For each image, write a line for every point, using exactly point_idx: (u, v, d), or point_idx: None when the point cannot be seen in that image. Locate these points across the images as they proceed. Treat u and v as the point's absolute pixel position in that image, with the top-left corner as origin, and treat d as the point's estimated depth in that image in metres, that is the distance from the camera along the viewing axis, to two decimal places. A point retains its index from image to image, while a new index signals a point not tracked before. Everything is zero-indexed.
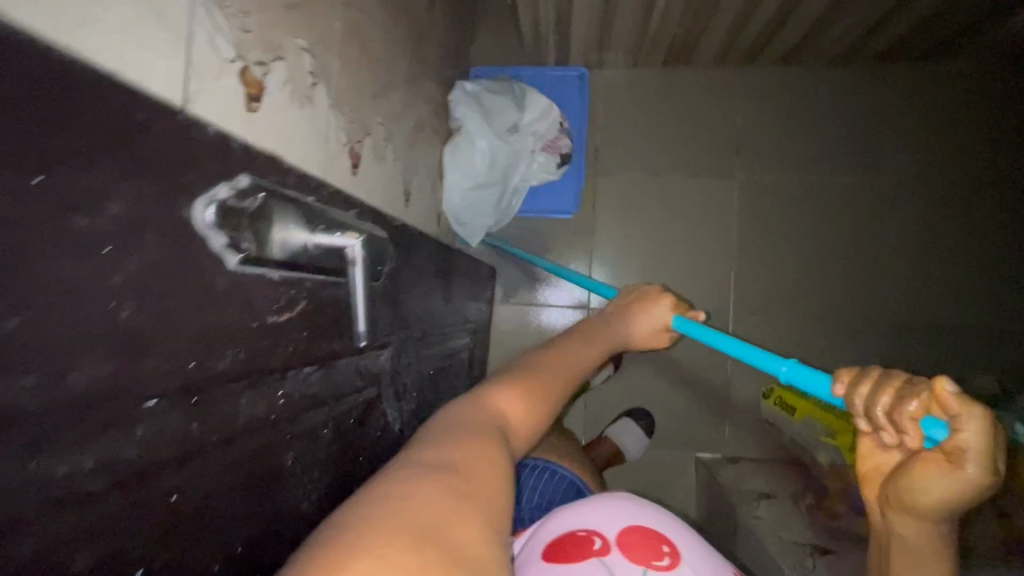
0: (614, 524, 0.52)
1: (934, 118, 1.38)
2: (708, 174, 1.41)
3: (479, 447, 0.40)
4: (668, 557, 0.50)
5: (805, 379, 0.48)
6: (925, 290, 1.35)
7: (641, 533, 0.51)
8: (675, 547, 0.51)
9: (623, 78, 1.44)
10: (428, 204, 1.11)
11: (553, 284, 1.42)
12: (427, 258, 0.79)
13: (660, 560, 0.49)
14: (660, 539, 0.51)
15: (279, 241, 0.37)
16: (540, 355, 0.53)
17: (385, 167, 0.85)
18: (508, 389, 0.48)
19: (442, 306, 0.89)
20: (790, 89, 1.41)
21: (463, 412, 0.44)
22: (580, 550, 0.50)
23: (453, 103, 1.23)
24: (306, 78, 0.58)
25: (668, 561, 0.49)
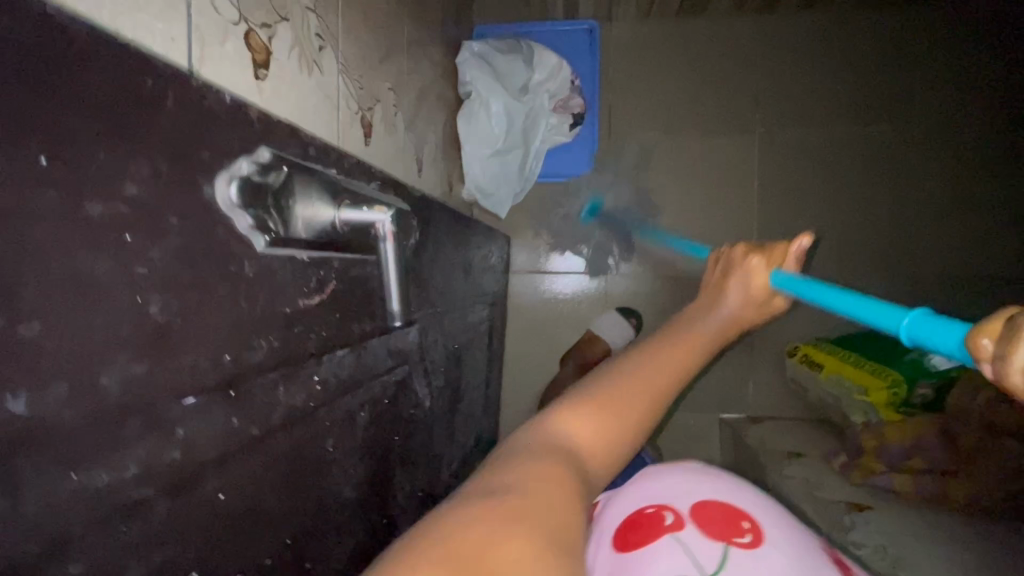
0: (688, 497, 0.46)
1: (969, 54, 1.30)
2: (727, 129, 1.35)
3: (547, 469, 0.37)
4: (749, 534, 0.43)
5: (928, 331, 0.38)
6: (956, 241, 1.31)
7: (720, 508, 0.45)
8: (759, 523, 0.44)
9: (635, 31, 1.37)
10: (440, 174, 1.07)
11: (568, 252, 1.39)
12: (447, 229, 0.76)
13: (741, 536, 0.42)
14: (744, 515, 0.44)
15: (308, 218, 0.35)
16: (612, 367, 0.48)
17: (397, 135, 0.81)
18: (589, 402, 0.44)
19: (461, 280, 0.87)
20: (813, 32, 1.33)
21: (527, 436, 0.41)
22: (653, 527, 0.44)
23: (460, 64, 1.17)
24: (313, 43, 0.54)
25: (751, 538, 0.42)
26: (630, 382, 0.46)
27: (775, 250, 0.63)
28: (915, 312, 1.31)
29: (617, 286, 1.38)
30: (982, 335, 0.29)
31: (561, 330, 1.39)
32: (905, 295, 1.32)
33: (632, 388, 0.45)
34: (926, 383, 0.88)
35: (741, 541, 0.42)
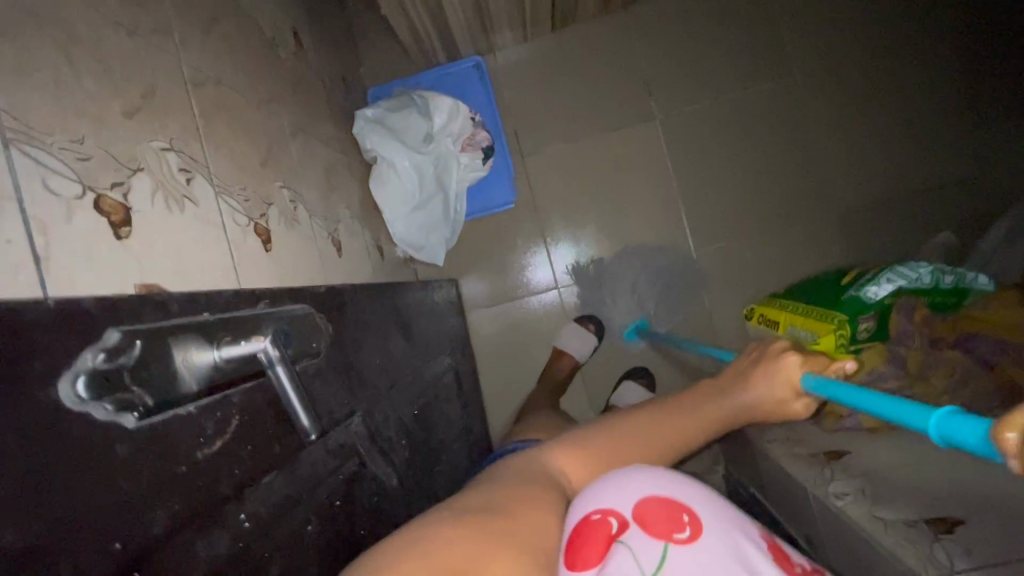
0: (632, 497, 0.47)
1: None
2: (629, 122, 1.40)
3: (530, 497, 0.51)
4: (688, 526, 0.45)
5: (958, 429, 0.38)
6: (867, 168, 1.37)
7: (664, 503, 0.46)
8: (697, 514, 0.46)
9: (520, 55, 1.42)
10: (365, 244, 1.08)
11: (534, 267, 1.41)
12: (371, 305, 0.77)
13: (680, 533, 0.44)
14: (684, 508, 0.46)
15: (187, 364, 0.36)
16: (608, 427, 0.61)
17: (303, 227, 0.82)
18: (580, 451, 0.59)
19: (405, 346, 0.88)
20: (680, 12, 1.39)
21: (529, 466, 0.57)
22: (600, 536, 0.45)
23: (358, 132, 1.19)
24: (178, 178, 0.55)
25: (690, 532, 0.44)
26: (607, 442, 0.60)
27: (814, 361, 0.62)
28: (851, 244, 1.37)
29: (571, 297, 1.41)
30: (1006, 429, 0.32)
31: (531, 354, 1.41)
32: (838, 231, 1.37)
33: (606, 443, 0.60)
34: (865, 316, 0.94)
35: (682, 536, 0.44)
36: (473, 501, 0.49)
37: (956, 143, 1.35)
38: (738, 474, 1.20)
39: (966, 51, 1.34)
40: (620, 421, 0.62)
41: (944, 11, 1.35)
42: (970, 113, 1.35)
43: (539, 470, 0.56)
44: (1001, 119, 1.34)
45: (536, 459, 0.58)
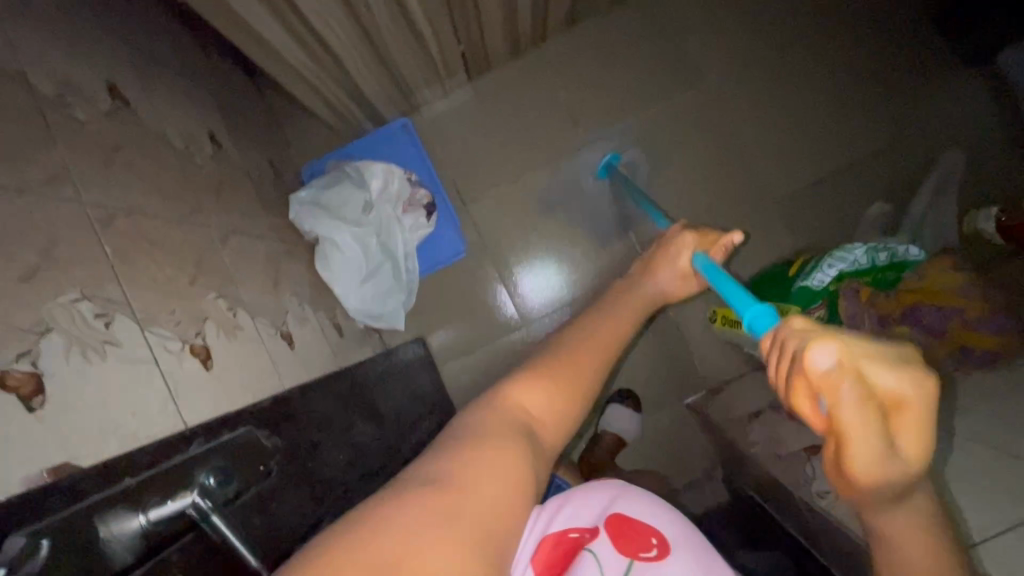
0: (614, 514, 0.59)
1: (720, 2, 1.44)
2: (561, 153, 1.44)
3: (500, 447, 0.47)
4: (655, 547, 0.57)
5: (756, 317, 0.56)
6: (792, 155, 1.43)
7: (640, 525, 0.58)
8: (663, 536, 0.58)
9: (444, 108, 1.44)
10: (319, 327, 1.07)
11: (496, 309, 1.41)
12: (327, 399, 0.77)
13: (648, 552, 0.56)
14: (659, 535, 0.58)
15: (110, 539, 0.39)
16: (572, 334, 0.60)
17: (245, 330, 0.81)
18: (542, 377, 0.55)
19: (374, 427, 0.87)
20: (589, 41, 1.44)
21: (487, 415, 0.50)
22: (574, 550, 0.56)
23: (294, 218, 1.17)
24: (97, 325, 0.55)
25: (656, 552, 0.56)
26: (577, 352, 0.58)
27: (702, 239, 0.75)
28: (794, 229, 1.41)
29: (540, 331, 1.41)
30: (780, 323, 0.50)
31: None
32: (780, 219, 1.42)
33: (574, 357, 0.58)
34: (816, 305, 0.97)
35: (647, 553, 0.56)
36: (431, 471, 0.44)
37: (869, 118, 1.42)
38: (734, 476, 1.21)
39: (859, 32, 1.43)
40: (585, 325, 0.62)
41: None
42: (874, 88, 1.42)
43: (506, 414, 0.51)
44: (903, 89, 1.42)
45: (496, 399, 0.52)
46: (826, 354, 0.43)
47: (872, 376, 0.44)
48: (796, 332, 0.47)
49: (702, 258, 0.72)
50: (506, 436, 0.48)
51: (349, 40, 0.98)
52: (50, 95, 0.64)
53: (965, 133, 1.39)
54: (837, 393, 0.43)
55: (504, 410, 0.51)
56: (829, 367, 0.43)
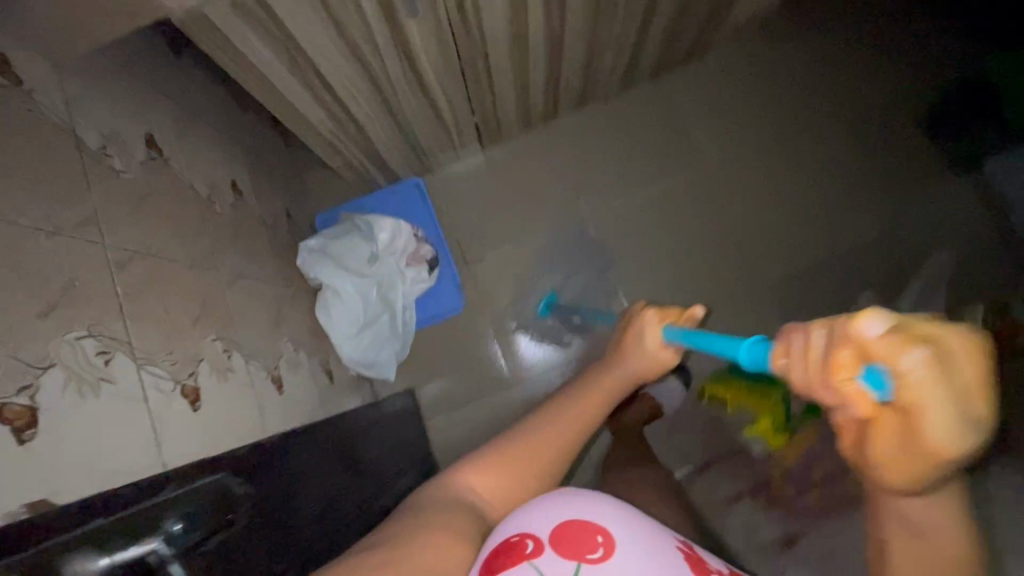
0: (554, 522, 0.58)
1: (724, 95, 1.53)
2: (563, 222, 1.50)
3: (442, 526, 0.60)
4: (601, 546, 0.56)
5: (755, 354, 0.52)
6: (786, 242, 1.48)
7: (579, 523, 0.58)
8: (609, 534, 0.58)
9: (456, 170, 1.53)
10: (311, 372, 1.10)
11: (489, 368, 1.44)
12: (307, 449, 0.79)
13: (593, 553, 0.56)
14: (598, 527, 0.58)
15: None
16: (529, 422, 0.73)
17: (237, 374, 0.84)
18: (490, 462, 0.69)
19: (351, 481, 0.87)
20: (597, 120, 1.53)
21: (440, 496, 0.65)
22: (514, 556, 0.56)
23: (302, 265, 1.22)
24: (99, 362, 0.58)
25: (601, 550, 0.56)
26: (530, 441, 0.70)
27: (674, 313, 0.82)
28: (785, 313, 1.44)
29: (528, 393, 1.43)
30: (778, 355, 0.46)
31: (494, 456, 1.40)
32: (771, 302, 1.45)
33: (526, 443, 0.70)
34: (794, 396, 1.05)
35: (594, 554, 0.56)
36: (383, 538, 0.58)
37: (862, 212, 1.48)
38: None
39: (852, 133, 1.51)
40: (538, 420, 0.72)
41: (827, 99, 1.52)
42: (866, 185, 1.49)
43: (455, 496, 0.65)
44: (894, 188, 1.48)
45: (454, 482, 0.67)
46: (876, 327, 0.37)
47: (947, 344, 0.37)
48: (820, 329, 0.42)
49: (668, 330, 0.78)
50: (452, 520, 0.61)
51: (369, 107, 1.06)
52: (93, 146, 0.71)
53: (953, 233, 1.44)
54: (906, 363, 0.36)
55: (451, 494, 0.65)
56: (906, 350, 0.36)
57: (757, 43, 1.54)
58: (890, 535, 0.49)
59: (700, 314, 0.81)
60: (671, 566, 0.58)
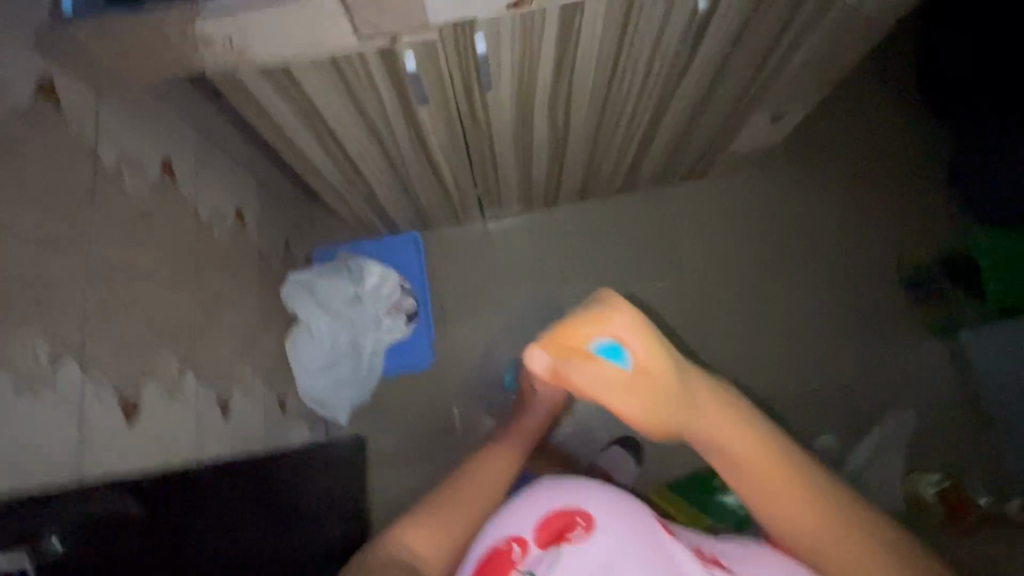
0: (533, 521, 0.65)
1: (719, 214, 1.61)
2: (544, 303, 1.55)
3: None
4: (580, 524, 0.63)
5: None
6: (755, 365, 1.51)
7: (561, 510, 0.65)
8: (587, 513, 0.64)
9: (455, 234, 1.60)
10: (264, 402, 1.13)
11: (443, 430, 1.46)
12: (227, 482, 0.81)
13: (573, 532, 0.63)
14: (578, 511, 0.65)
15: None
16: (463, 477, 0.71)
17: (185, 394, 0.87)
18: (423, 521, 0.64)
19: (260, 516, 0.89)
20: (596, 214, 1.61)
21: (380, 556, 0.60)
22: (508, 559, 0.63)
23: (284, 295, 1.26)
24: (47, 367, 0.63)
25: (581, 526, 0.63)
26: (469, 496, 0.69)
27: None
28: None
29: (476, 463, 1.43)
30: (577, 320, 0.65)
31: None
32: None
33: (464, 501, 0.68)
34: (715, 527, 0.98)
35: (576, 532, 0.63)
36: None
37: (832, 349, 1.51)
38: None
39: (837, 273, 1.56)
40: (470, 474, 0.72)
41: (817, 237, 1.58)
42: (842, 325, 1.52)
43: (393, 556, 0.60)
44: (869, 335, 1.51)
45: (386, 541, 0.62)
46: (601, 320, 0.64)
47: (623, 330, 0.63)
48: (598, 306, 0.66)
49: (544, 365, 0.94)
50: None
51: (375, 167, 1.15)
52: (109, 167, 0.79)
53: (917, 388, 1.45)
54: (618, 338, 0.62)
55: (390, 552, 0.60)
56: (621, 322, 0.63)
57: (759, 173, 1.62)
58: (813, 531, 0.59)
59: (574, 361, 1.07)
60: (645, 539, 0.63)
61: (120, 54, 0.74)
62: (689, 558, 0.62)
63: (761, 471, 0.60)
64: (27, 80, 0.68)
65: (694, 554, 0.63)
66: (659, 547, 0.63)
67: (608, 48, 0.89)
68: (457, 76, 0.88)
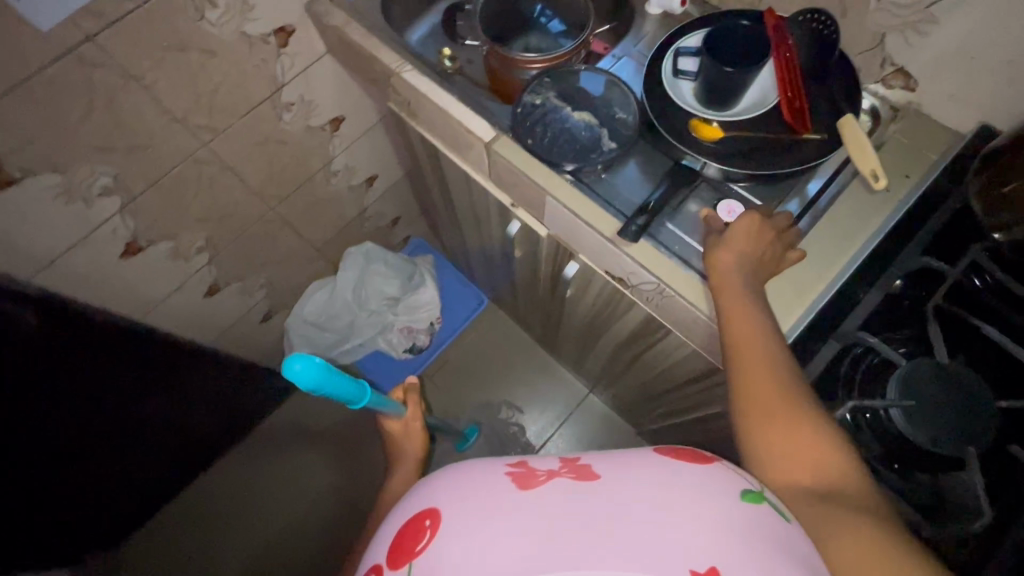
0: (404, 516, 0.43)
1: None
2: (508, 453, 1.45)
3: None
4: (428, 531, 0.40)
5: (328, 379, 0.65)
6: None
7: (410, 520, 0.42)
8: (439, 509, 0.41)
9: (511, 330, 1.56)
10: (250, 306, 1.24)
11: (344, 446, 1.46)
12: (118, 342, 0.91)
13: (420, 543, 0.39)
14: (429, 510, 0.41)
15: None
16: None
17: (186, 264, 1.00)
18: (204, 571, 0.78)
19: None
20: (621, 441, 1.44)
21: None
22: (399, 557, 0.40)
23: (346, 253, 1.36)
24: (95, 191, 0.78)
25: (431, 524, 0.40)
26: None
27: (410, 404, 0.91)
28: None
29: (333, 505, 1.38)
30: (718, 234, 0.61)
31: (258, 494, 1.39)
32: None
33: None
34: None
35: (422, 542, 0.39)
36: None
37: None
38: None
39: None
40: None
41: None
42: None
43: None
44: None
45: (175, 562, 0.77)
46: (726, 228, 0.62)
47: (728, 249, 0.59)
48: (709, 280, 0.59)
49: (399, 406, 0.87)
50: None
51: (469, 236, 1.15)
52: (283, 100, 0.92)
53: None
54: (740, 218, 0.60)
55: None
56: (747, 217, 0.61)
57: None
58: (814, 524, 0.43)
59: (419, 385, 0.92)
60: (499, 510, 0.39)
61: (346, 47, 0.85)
62: (555, 498, 0.40)
63: (756, 387, 0.50)
64: (273, 22, 0.81)
65: (560, 492, 0.40)
66: (529, 504, 0.39)
67: (682, 366, 0.78)
68: (548, 260, 0.85)
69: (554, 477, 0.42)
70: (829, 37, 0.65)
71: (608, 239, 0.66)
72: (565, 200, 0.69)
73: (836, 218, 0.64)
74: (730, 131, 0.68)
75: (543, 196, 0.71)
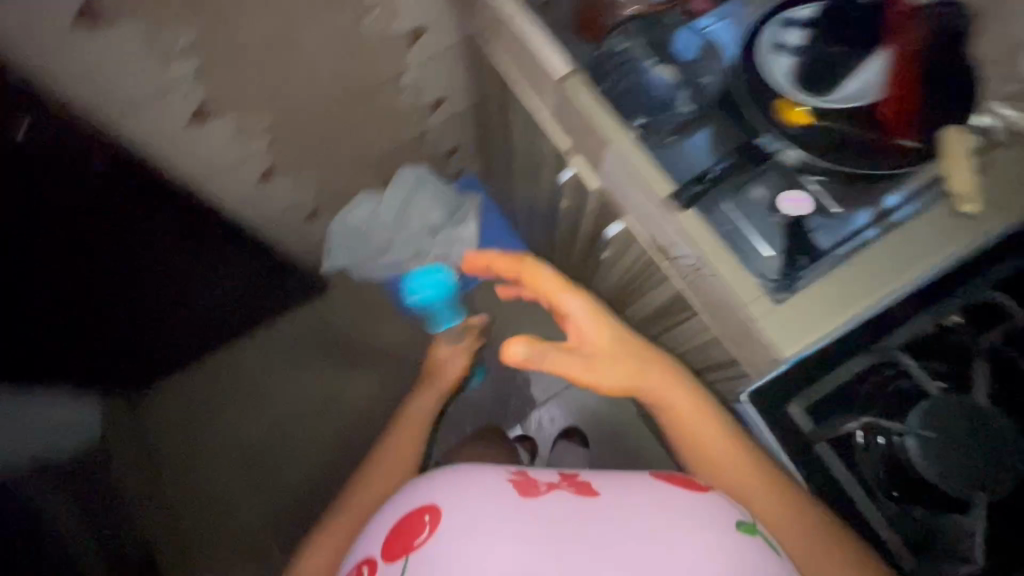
0: (403, 509, 0.57)
1: None
2: (510, 400, 1.48)
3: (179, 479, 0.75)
4: (428, 522, 0.53)
5: None
6: None
7: (412, 513, 0.56)
8: (439, 507, 0.54)
9: None
10: (298, 202, 1.28)
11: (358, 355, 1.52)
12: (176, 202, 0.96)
13: (421, 535, 0.52)
14: (429, 508, 0.55)
15: None
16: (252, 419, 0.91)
17: (247, 143, 1.03)
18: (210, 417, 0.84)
19: None
20: (623, 417, 1.44)
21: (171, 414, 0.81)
22: (408, 535, 0.53)
23: (400, 171, 1.37)
24: (176, 48, 0.80)
25: (432, 516, 0.54)
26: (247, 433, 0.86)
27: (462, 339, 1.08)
28: None
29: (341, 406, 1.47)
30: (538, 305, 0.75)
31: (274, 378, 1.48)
32: None
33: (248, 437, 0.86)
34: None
35: (426, 527, 0.53)
36: None
37: None
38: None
39: None
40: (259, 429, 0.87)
41: None
42: None
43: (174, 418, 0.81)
44: None
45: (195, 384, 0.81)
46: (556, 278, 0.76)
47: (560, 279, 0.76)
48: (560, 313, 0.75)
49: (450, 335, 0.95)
50: None
51: (521, 179, 1.13)
52: None
53: None
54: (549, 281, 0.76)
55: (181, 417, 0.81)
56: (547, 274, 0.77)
57: None
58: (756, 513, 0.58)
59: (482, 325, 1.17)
60: (502, 505, 0.53)
61: None
62: (547, 507, 0.53)
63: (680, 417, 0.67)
64: None
65: (558, 498, 0.55)
66: (521, 508, 0.53)
67: (700, 350, 0.76)
68: (591, 215, 0.83)
69: (552, 489, 0.57)
70: (960, 31, 0.63)
71: (659, 202, 0.64)
72: (626, 154, 0.66)
73: (917, 235, 0.59)
74: (824, 119, 0.63)
75: (604, 145, 0.68)
